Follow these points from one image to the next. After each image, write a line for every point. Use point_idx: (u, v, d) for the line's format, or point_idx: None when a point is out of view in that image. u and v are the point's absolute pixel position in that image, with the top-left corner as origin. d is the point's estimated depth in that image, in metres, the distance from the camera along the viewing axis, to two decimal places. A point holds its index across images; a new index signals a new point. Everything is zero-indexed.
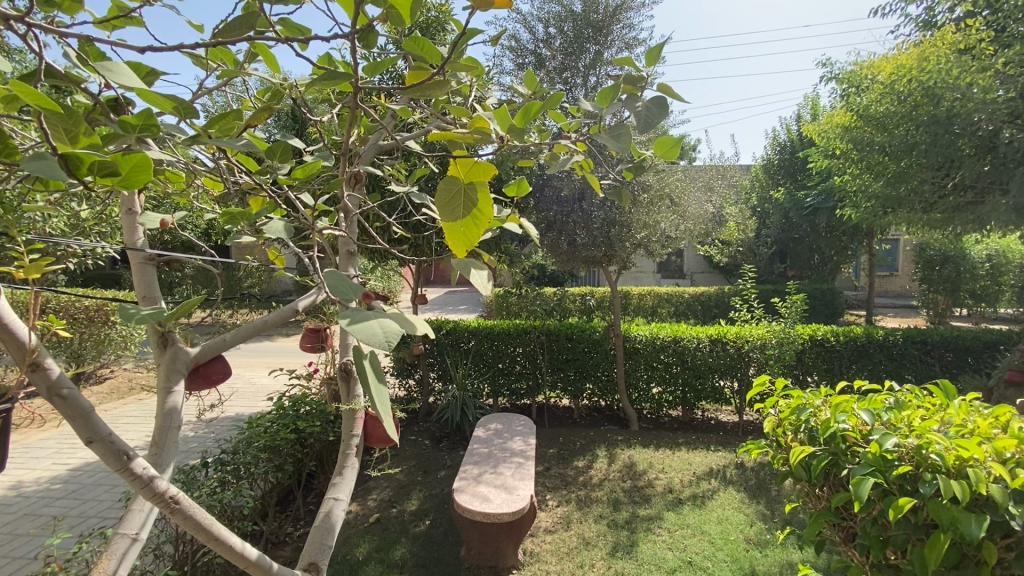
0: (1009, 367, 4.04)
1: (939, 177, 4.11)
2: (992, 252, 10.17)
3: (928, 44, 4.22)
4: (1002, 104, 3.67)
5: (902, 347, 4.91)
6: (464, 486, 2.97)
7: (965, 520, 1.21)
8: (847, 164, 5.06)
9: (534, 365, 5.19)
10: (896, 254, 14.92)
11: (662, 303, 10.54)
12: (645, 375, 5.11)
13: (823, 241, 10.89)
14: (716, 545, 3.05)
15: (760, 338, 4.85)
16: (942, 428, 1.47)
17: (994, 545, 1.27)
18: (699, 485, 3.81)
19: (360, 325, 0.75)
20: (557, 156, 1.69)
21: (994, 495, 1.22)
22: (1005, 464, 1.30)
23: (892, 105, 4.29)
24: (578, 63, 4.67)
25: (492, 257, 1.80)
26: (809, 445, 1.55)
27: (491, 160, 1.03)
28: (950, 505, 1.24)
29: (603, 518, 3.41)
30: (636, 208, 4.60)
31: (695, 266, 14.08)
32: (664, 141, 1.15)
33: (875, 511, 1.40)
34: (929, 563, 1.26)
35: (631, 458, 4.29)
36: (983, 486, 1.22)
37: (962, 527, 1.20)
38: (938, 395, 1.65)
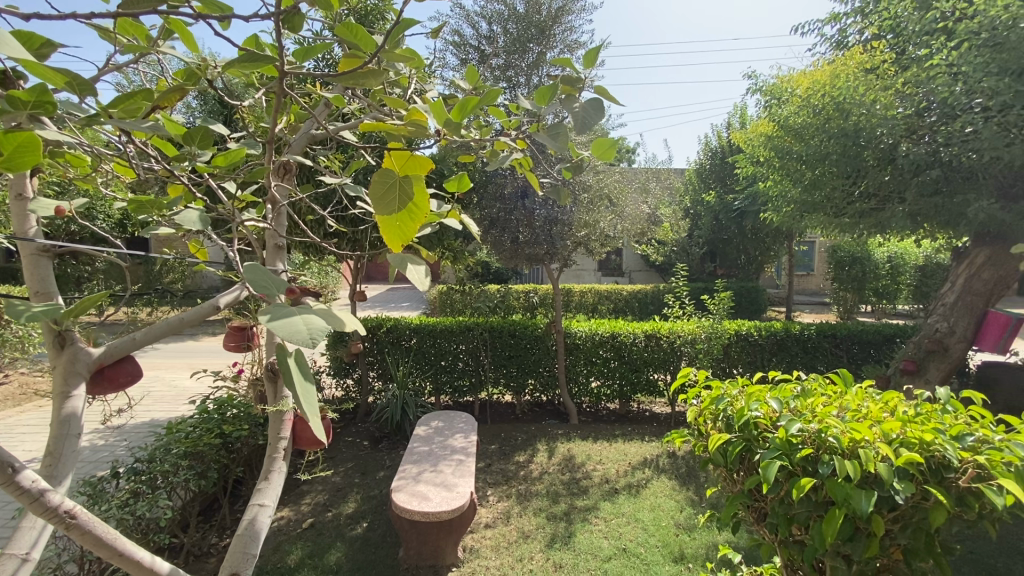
0: (905, 358, 4.49)
1: (848, 185, 4.48)
2: (891, 254, 11.31)
3: (838, 63, 4.61)
4: (900, 121, 4.05)
5: (815, 341, 5.35)
6: (402, 486, 2.91)
7: (856, 496, 1.30)
8: (769, 170, 5.44)
9: (476, 362, 5.18)
10: (812, 256, 16.24)
11: (602, 300, 10.90)
12: (585, 369, 5.24)
13: (748, 243, 11.64)
14: (648, 531, 3.18)
15: (690, 333, 5.13)
16: (840, 413, 1.60)
17: (882, 520, 1.38)
18: (634, 475, 3.96)
19: (282, 321, 0.73)
20: (497, 153, 1.71)
21: (880, 472, 1.32)
22: (891, 444, 1.41)
23: (807, 117, 4.65)
24: (521, 62, 4.66)
25: (431, 252, 1.78)
26: (726, 432, 1.63)
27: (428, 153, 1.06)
28: (844, 483, 1.33)
29: (542, 511, 3.47)
30: (576, 207, 4.73)
31: (633, 264, 14.62)
32: (600, 142, 1.21)
33: (782, 492, 1.49)
34: (827, 536, 1.35)
35: (569, 451, 4.39)
36: (871, 465, 1.32)
37: (853, 503, 1.29)
38: (839, 383, 1.80)
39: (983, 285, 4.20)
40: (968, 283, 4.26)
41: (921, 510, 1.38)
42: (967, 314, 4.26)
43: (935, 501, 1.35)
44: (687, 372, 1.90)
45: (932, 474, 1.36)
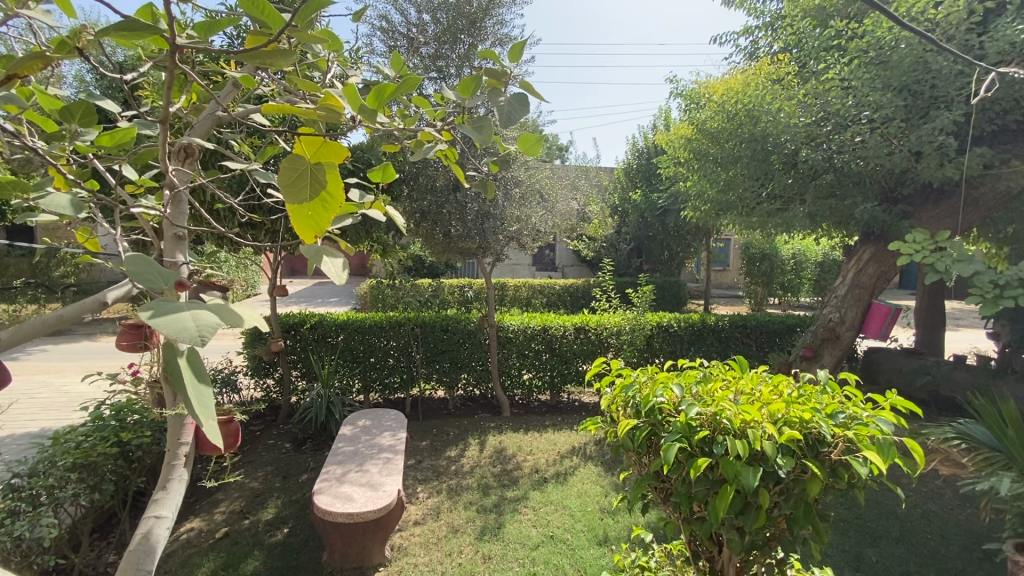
0: (805, 345, 4.94)
1: (757, 186, 4.85)
2: (795, 251, 12.43)
3: (749, 73, 4.92)
4: (801, 129, 4.37)
5: (728, 331, 5.77)
6: (325, 488, 2.80)
7: (744, 472, 1.34)
8: (688, 171, 5.72)
9: (407, 358, 5.08)
10: (727, 252, 17.44)
11: (535, 294, 11.09)
12: (517, 363, 5.29)
13: (671, 239, 12.29)
14: (575, 518, 3.28)
15: (616, 325, 5.36)
16: (736, 397, 1.66)
17: (768, 494, 1.43)
18: (562, 463, 4.07)
19: (168, 317, 0.67)
20: (422, 144, 1.68)
21: (766, 449, 1.37)
22: (776, 423, 1.47)
23: (722, 122, 4.93)
24: (451, 54, 4.60)
25: (350, 245, 1.70)
26: (634, 418, 1.64)
27: (343, 142, 1.04)
28: (735, 461, 1.38)
29: (472, 504, 3.48)
30: (507, 202, 4.76)
31: (566, 259, 14.98)
32: (527, 137, 1.24)
33: (682, 472, 1.51)
34: (719, 513, 1.38)
35: (500, 443, 4.43)
36: (758, 443, 1.38)
37: (741, 479, 1.34)
38: (736, 369, 1.90)
39: (868, 279, 4.69)
40: (856, 277, 4.74)
41: (801, 482, 1.44)
42: (855, 304, 4.75)
43: (811, 474, 1.42)
44: (600, 360, 1.91)
45: (809, 449, 1.43)
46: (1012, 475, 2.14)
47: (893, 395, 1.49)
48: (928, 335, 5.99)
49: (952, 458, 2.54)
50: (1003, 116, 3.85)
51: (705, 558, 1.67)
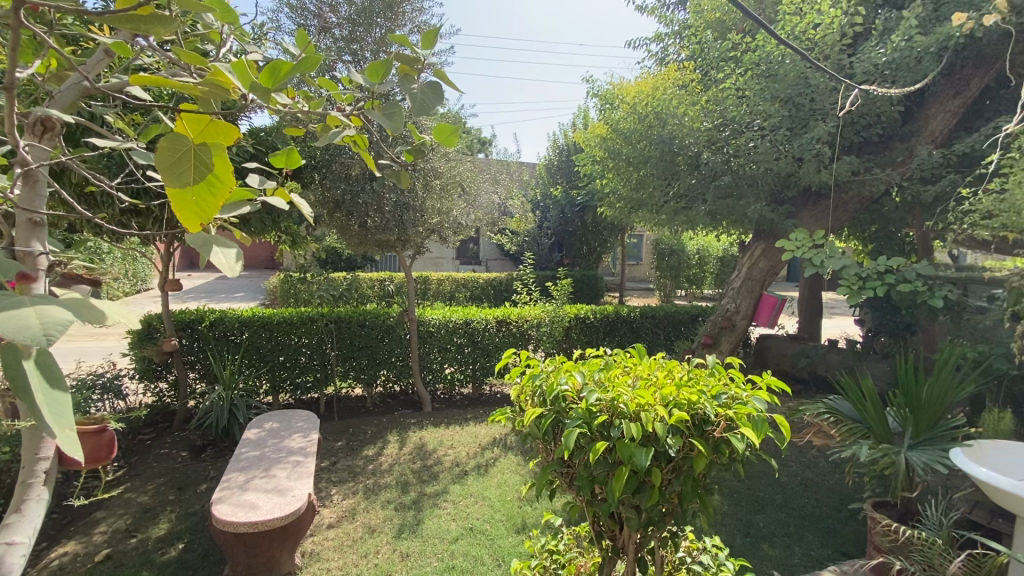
0: (706, 333, 5.36)
1: (665, 185, 5.18)
2: (699, 247, 13.42)
3: (659, 76, 5.11)
4: (703, 133, 4.79)
5: (640, 321, 6.13)
6: (225, 497, 2.60)
7: (637, 453, 1.38)
8: (604, 170, 5.90)
9: (321, 356, 4.84)
10: (640, 247, 18.46)
11: (459, 287, 11.03)
12: (438, 357, 5.23)
13: (589, 234, 12.77)
14: (494, 508, 3.32)
15: (536, 318, 5.47)
16: (635, 382, 1.70)
17: (660, 471, 1.48)
18: (483, 455, 4.09)
19: (4, 316, 0.58)
20: (329, 129, 1.58)
21: (657, 431, 1.42)
22: (667, 406, 1.51)
23: (633, 124, 5.08)
24: (366, 38, 4.42)
25: (246, 234, 1.56)
26: (540, 407, 1.62)
27: (234, 122, 0.94)
28: (629, 443, 1.42)
29: (390, 503, 3.40)
30: (427, 194, 4.67)
31: (489, 253, 15.06)
32: (441, 126, 1.23)
33: (583, 456, 1.51)
34: (616, 493, 1.41)
35: (421, 439, 4.37)
36: (649, 425, 1.42)
37: (634, 459, 1.37)
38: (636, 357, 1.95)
39: (759, 272, 5.15)
40: (749, 271, 5.18)
41: (689, 459, 1.50)
42: (748, 296, 5.21)
43: (697, 451, 1.48)
44: (509, 351, 1.87)
45: (696, 428, 1.49)
46: (870, 443, 2.46)
47: (768, 376, 1.63)
48: (809, 321, 6.72)
49: (824, 429, 2.87)
50: (867, 130, 4.39)
51: (608, 535, 1.70)
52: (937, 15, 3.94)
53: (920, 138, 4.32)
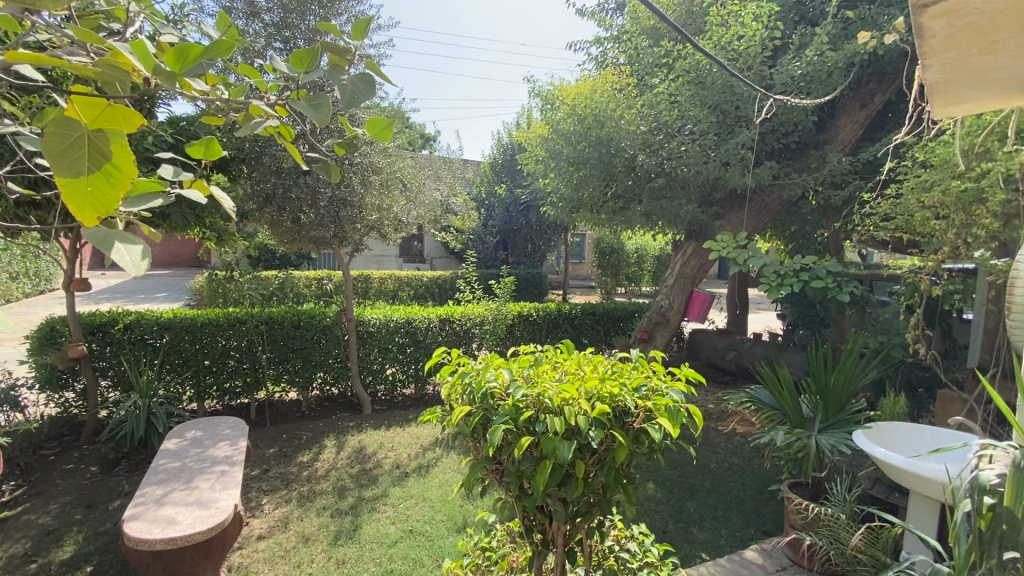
0: (642, 329, 5.57)
1: (603, 185, 5.33)
2: (638, 247, 13.92)
3: (597, 79, 5.25)
4: (639, 136, 4.95)
5: (581, 318, 6.28)
6: (140, 513, 2.41)
7: (559, 446, 1.38)
8: (546, 170, 5.97)
9: (252, 359, 4.60)
10: (583, 247, 18.89)
11: (402, 286, 10.81)
12: (379, 358, 5.10)
13: (534, 233, 12.89)
14: (435, 509, 3.29)
15: (479, 316, 5.45)
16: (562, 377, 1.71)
17: (584, 464, 1.50)
18: (424, 456, 4.04)
19: None
20: (251, 118, 1.49)
21: (580, 424, 1.43)
22: (590, 399, 1.53)
23: (573, 125, 5.19)
24: (299, 25, 4.22)
25: (156, 230, 1.41)
26: (468, 405, 1.60)
27: (137, 108, 0.86)
28: (553, 437, 1.42)
29: (326, 509, 3.28)
30: (365, 190, 4.54)
31: (434, 251, 14.84)
32: (373, 120, 1.18)
33: (511, 452, 1.51)
34: (540, 486, 1.41)
35: (360, 442, 4.25)
36: (572, 418, 1.43)
37: (557, 452, 1.38)
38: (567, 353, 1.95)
39: (691, 270, 5.41)
40: (681, 269, 5.43)
41: (612, 451, 1.52)
42: (681, 292, 5.47)
43: (618, 443, 1.51)
44: (440, 351, 1.83)
45: (616, 420, 1.51)
46: (786, 429, 2.64)
47: (686, 367, 1.69)
48: (737, 316, 7.13)
49: (747, 417, 3.06)
50: (785, 137, 4.72)
51: (538, 530, 1.69)
52: (845, 33, 4.29)
53: (832, 146, 4.68)
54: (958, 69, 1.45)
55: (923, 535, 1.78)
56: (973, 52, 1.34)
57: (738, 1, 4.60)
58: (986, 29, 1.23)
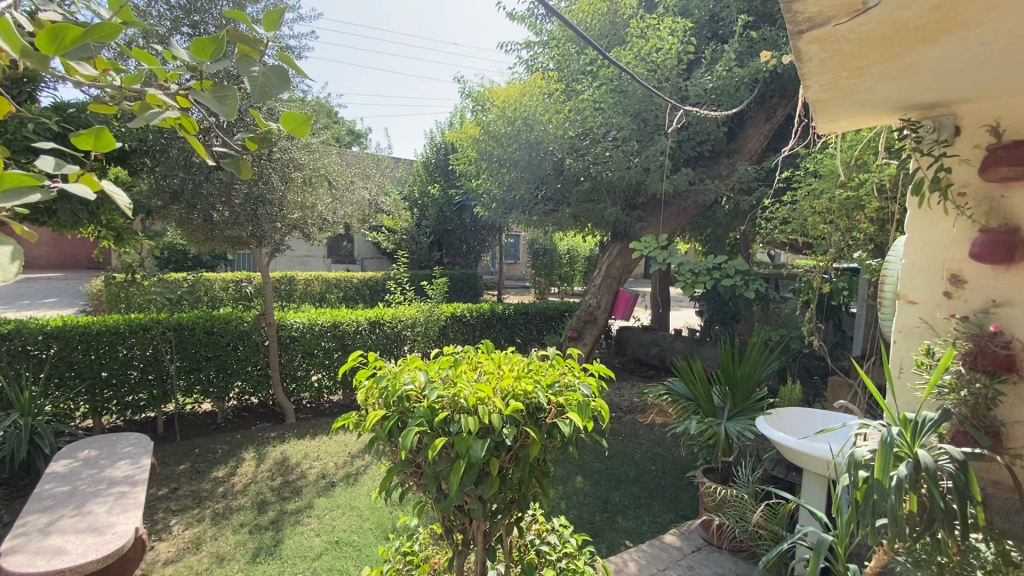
0: (572, 327, 5.73)
1: (533, 187, 5.42)
2: (570, 248, 14.29)
3: (526, 83, 5.34)
4: (567, 140, 5.08)
5: (513, 318, 6.37)
6: (19, 545, 2.14)
7: (473, 446, 1.39)
8: (478, 170, 5.98)
9: (158, 369, 4.23)
10: (517, 248, 19.11)
11: (329, 288, 10.38)
12: (303, 363, 4.87)
13: (468, 234, 12.86)
14: (363, 517, 3.19)
15: (410, 318, 5.36)
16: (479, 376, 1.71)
17: (499, 461, 1.51)
18: (352, 464, 3.91)
19: None
20: (147, 108, 1.35)
21: (493, 422, 1.44)
22: (504, 398, 1.54)
23: (503, 127, 5.24)
24: (211, 10, 3.94)
25: (31, 232, 1.20)
26: (385, 409, 1.58)
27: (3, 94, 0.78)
28: (466, 437, 1.43)
29: (243, 526, 3.09)
30: (286, 188, 4.32)
31: (365, 251, 14.17)
32: (286, 112, 1.10)
33: (426, 454, 1.50)
34: (454, 486, 1.41)
35: (283, 453, 4.04)
36: (486, 417, 1.44)
37: (470, 451, 1.39)
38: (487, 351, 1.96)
39: (617, 270, 5.63)
40: (608, 269, 5.64)
41: (526, 447, 1.55)
42: (607, 291, 5.68)
43: (532, 439, 1.54)
44: (356, 355, 1.78)
45: (529, 416, 1.54)
46: (699, 418, 2.82)
47: (597, 362, 1.74)
48: (660, 314, 7.52)
49: (665, 409, 3.23)
50: (699, 146, 5.04)
51: (459, 530, 1.69)
52: (750, 51, 4.66)
53: (740, 155, 5.07)
54: (834, 89, 1.63)
55: (812, 509, 1.97)
56: (844, 74, 1.51)
57: (655, 16, 4.86)
58: (853, 56, 1.38)
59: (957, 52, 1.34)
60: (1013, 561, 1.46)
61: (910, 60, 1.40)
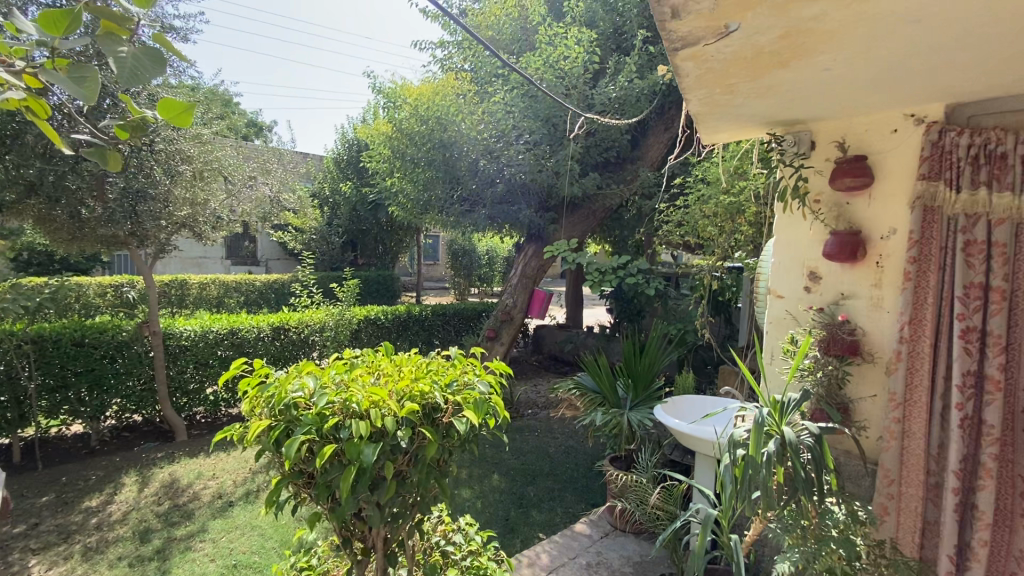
0: (489, 327, 5.78)
1: (448, 187, 5.37)
2: (489, 248, 14.36)
3: (439, 82, 5.30)
4: (480, 141, 5.07)
5: (430, 319, 6.30)
6: None
7: (363, 451, 1.36)
8: (391, 169, 5.82)
9: (13, 389, 3.66)
10: (436, 249, 18.85)
11: (229, 292, 9.59)
12: (196, 375, 4.46)
13: (384, 234, 12.47)
14: (266, 536, 2.99)
15: (318, 322, 5.09)
16: (376, 379, 1.67)
17: (394, 465, 1.49)
18: (254, 480, 3.64)
19: None
20: None
21: (386, 426, 1.41)
22: (400, 400, 1.52)
23: (415, 126, 5.17)
24: None
25: None
26: (271, 419, 1.50)
27: None
28: (358, 442, 1.39)
29: (123, 559, 2.76)
30: (172, 183, 3.92)
31: (270, 252, 13.36)
32: (163, 100, 0.94)
33: (316, 463, 1.44)
34: (345, 494, 1.37)
35: (172, 475, 3.67)
36: (378, 421, 1.40)
37: (361, 457, 1.35)
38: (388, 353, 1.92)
39: (531, 271, 5.75)
40: (524, 270, 5.75)
41: (423, 448, 1.53)
42: (523, 292, 5.78)
43: (428, 440, 1.52)
44: (242, 363, 1.67)
45: (425, 417, 1.53)
46: (605, 410, 2.96)
47: (497, 360, 1.76)
48: (574, 312, 7.78)
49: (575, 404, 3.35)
50: (606, 152, 5.29)
51: (358, 538, 1.64)
52: (649, 64, 4.96)
53: (643, 162, 5.38)
54: (709, 104, 1.79)
55: (702, 488, 2.15)
56: (718, 91, 1.67)
57: (562, 25, 5.03)
58: (721, 74, 1.53)
59: (805, 74, 1.53)
60: (857, 518, 1.68)
61: (770, 80, 1.58)
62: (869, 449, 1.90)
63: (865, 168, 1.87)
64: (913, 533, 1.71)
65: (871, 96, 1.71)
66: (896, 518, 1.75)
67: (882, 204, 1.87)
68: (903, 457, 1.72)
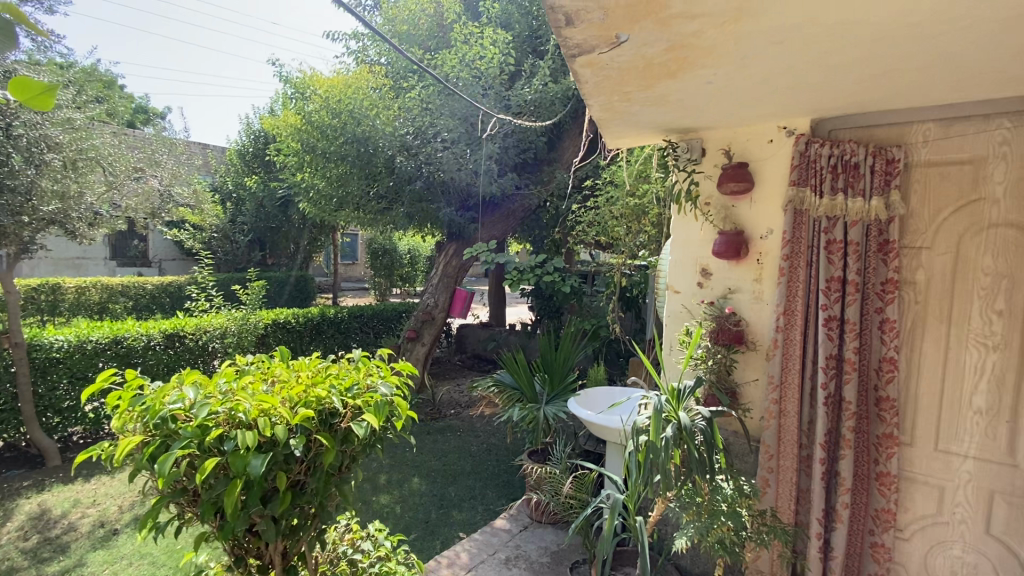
0: (409, 328, 5.67)
1: (364, 184, 5.18)
2: (410, 247, 14.03)
3: (353, 75, 5.12)
4: (396, 138, 4.93)
5: (346, 321, 6.06)
6: None
7: (250, 462, 1.28)
8: (301, 164, 5.52)
9: None
10: (355, 247, 18.12)
11: (114, 297, 8.59)
12: (72, 391, 3.96)
13: (296, 232, 11.78)
14: (158, 564, 2.72)
15: (219, 327, 4.72)
16: (269, 386, 1.58)
17: (288, 475, 1.42)
18: (144, 504, 3.30)
19: None
20: None
21: (276, 435, 1.34)
22: (293, 407, 1.45)
23: (326, 119, 4.95)
24: None
25: None
26: (144, 435, 1.37)
27: None
28: (244, 454, 1.31)
29: None
30: (37, 174, 3.44)
31: (164, 252, 12.19)
32: (18, 81, 0.74)
33: (198, 478, 1.34)
34: (229, 510, 1.28)
35: (41, 505, 3.23)
36: (267, 430, 1.33)
37: (247, 468, 1.28)
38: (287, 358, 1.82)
39: (452, 270, 5.72)
40: (444, 269, 5.70)
41: (320, 456, 1.48)
42: (444, 291, 5.73)
43: (326, 447, 1.47)
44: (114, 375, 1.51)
45: (322, 423, 1.47)
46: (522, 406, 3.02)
47: (402, 362, 1.73)
48: (496, 310, 7.84)
49: (493, 401, 3.38)
50: (523, 153, 5.37)
51: (252, 555, 1.55)
52: (563, 69, 5.11)
53: (559, 164, 5.53)
54: (610, 110, 1.88)
55: (611, 475, 2.26)
56: (616, 97, 1.76)
57: (478, 25, 5.04)
58: (618, 81, 1.62)
59: (692, 86, 1.65)
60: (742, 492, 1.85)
61: (662, 90, 1.69)
62: (753, 428, 2.11)
63: (746, 174, 2.06)
64: (790, 501, 1.92)
65: (749, 109, 1.88)
66: (775, 489, 1.95)
67: (760, 207, 2.07)
68: (781, 433, 1.93)
